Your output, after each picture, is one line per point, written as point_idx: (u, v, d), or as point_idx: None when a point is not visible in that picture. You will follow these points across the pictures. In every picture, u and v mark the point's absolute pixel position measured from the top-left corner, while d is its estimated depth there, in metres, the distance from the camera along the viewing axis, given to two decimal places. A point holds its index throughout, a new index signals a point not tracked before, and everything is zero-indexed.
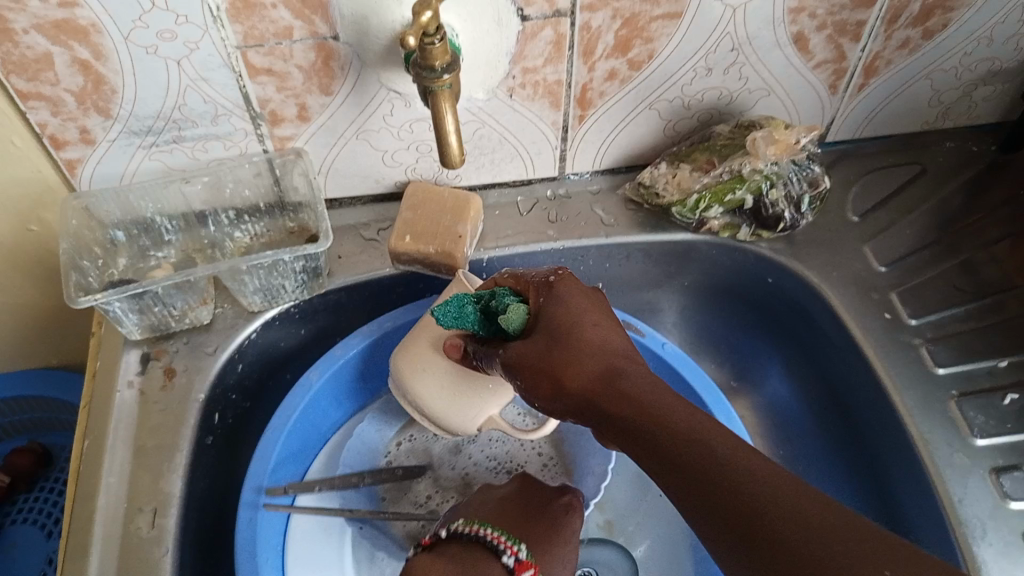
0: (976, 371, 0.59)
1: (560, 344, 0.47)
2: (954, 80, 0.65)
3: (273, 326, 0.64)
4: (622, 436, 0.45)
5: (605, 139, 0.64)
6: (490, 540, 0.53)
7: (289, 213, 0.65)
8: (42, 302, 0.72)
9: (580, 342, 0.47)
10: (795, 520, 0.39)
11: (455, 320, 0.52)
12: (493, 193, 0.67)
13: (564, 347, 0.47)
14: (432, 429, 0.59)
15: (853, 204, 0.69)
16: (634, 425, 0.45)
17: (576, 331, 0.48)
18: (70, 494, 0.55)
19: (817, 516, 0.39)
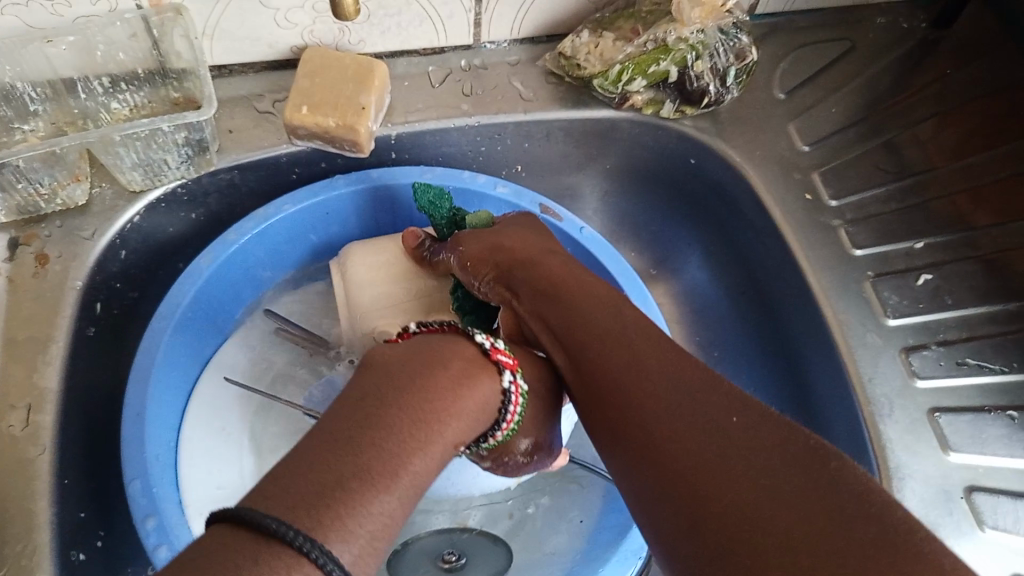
0: (894, 252, 0.59)
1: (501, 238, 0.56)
2: None
3: (158, 208, 0.58)
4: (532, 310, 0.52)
5: (523, 3, 0.59)
6: (461, 327, 0.51)
7: (173, 80, 0.58)
8: None
9: (514, 240, 0.56)
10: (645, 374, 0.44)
11: (430, 204, 0.60)
12: (402, 62, 0.62)
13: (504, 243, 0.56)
14: (346, 311, 0.61)
15: (781, 81, 0.66)
16: (541, 296, 0.51)
17: (509, 231, 0.57)
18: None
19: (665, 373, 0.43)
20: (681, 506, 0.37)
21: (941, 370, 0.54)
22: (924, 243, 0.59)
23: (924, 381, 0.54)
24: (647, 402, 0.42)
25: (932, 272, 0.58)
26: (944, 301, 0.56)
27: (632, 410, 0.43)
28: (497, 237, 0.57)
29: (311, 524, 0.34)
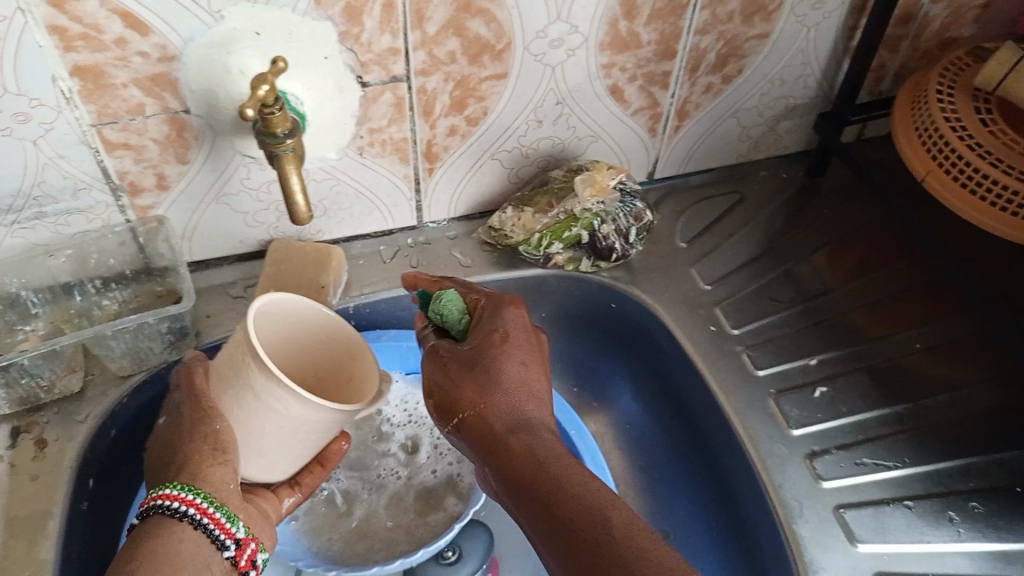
0: (791, 369, 0.67)
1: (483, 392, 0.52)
2: (757, 117, 0.75)
3: (144, 389, 0.65)
4: (501, 477, 0.49)
5: (456, 188, 0.70)
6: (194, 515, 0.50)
7: (157, 277, 0.66)
8: None
9: (499, 392, 0.52)
10: (576, 498, 0.46)
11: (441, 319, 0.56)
12: (356, 244, 0.72)
13: (494, 430, 0.51)
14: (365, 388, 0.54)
15: (681, 231, 0.76)
16: (495, 446, 0.50)
17: (493, 371, 0.52)
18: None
19: (582, 497, 0.46)
20: (564, 541, 0.44)
21: (841, 471, 0.61)
22: (817, 360, 0.68)
23: (829, 482, 0.60)
24: (511, 450, 0.49)
25: (826, 384, 0.66)
26: (839, 409, 0.64)
27: (502, 440, 0.50)
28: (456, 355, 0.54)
29: None
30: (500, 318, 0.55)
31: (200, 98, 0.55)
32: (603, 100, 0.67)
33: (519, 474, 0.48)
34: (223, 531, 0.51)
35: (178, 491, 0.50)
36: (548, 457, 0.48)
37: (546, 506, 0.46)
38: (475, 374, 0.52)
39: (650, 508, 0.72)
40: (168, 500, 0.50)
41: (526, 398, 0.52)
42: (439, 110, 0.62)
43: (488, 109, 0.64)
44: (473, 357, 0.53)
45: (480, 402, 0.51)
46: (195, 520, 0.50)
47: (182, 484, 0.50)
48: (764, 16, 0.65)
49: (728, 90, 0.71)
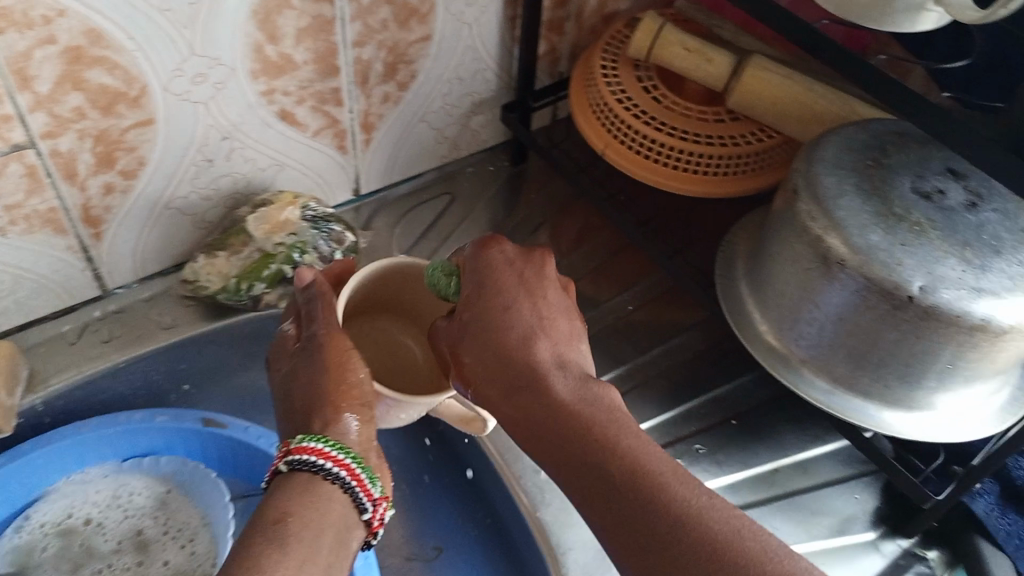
0: None
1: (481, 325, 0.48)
2: (447, 116, 0.75)
3: None
4: (517, 411, 0.46)
5: (136, 247, 0.64)
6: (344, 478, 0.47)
7: None
8: None
9: (500, 336, 0.47)
10: (613, 453, 0.42)
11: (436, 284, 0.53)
12: (34, 331, 0.63)
13: (508, 361, 0.47)
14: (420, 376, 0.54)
15: (398, 241, 0.76)
16: (514, 381, 0.46)
17: (501, 315, 0.48)
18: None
19: (618, 470, 0.42)
20: (620, 514, 0.41)
21: None
22: None
23: None
24: (529, 400, 0.46)
25: None
26: None
27: (540, 374, 0.46)
28: (480, 292, 0.49)
29: None
30: (487, 257, 0.51)
31: None
32: (275, 127, 0.64)
33: (545, 421, 0.45)
34: (363, 487, 0.48)
35: (310, 442, 0.48)
36: (558, 404, 0.45)
37: (561, 455, 0.44)
38: (480, 306, 0.49)
39: (411, 518, 0.66)
40: (307, 453, 0.47)
41: (560, 324, 0.49)
42: (85, 170, 0.57)
43: (145, 159, 0.59)
44: (510, 288, 0.49)
45: (528, 338, 0.47)
46: (332, 474, 0.47)
47: (315, 435, 0.48)
48: (420, 19, 0.65)
49: (407, 96, 0.70)
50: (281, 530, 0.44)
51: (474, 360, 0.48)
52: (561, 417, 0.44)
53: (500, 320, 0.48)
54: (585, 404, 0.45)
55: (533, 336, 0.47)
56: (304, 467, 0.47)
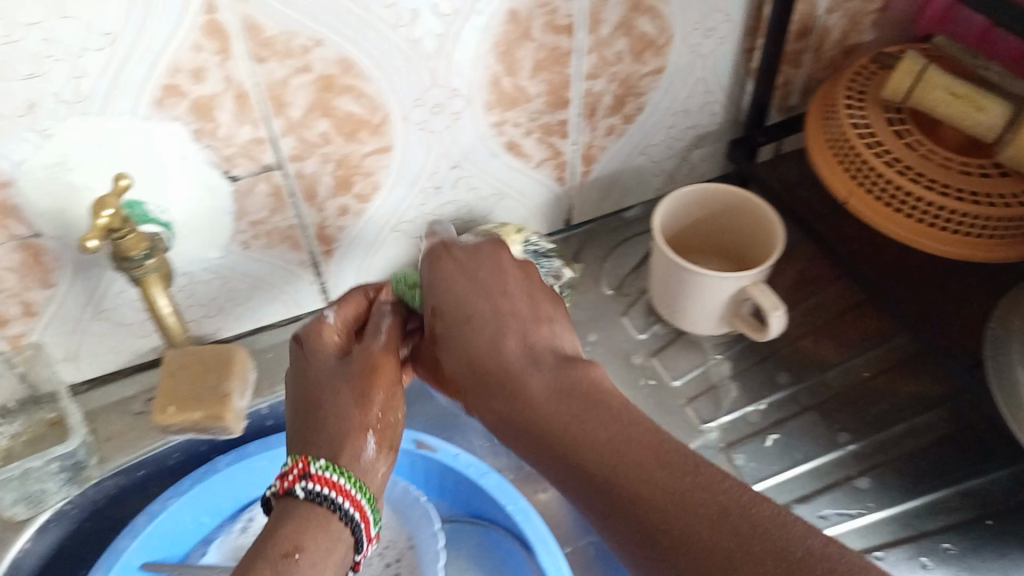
0: (740, 419, 0.63)
1: (472, 371, 0.49)
2: (667, 150, 0.71)
3: (48, 530, 0.60)
4: (541, 456, 0.44)
5: (361, 265, 0.67)
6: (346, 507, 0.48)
7: (46, 405, 0.62)
8: None
9: (494, 360, 0.48)
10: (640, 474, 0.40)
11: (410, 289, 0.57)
12: (263, 337, 0.67)
13: (501, 396, 0.47)
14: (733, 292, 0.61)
15: (607, 277, 0.72)
16: (522, 417, 0.45)
17: (478, 365, 0.48)
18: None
19: (691, 496, 0.39)
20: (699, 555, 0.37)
21: None
22: (765, 404, 0.64)
23: None
24: (500, 403, 0.46)
25: (778, 430, 0.63)
26: (795, 455, 0.61)
27: (562, 434, 0.43)
28: (433, 323, 0.52)
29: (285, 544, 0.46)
30: (446, 269, 0.53)
31: (50, 220, 0.50)
32: (501, 157, 0.63)
33: (566, 443, 0.43)
34: (363, 517, 0.49)
35: (329, 473, 0.49)
36: (494, 363, 0.48)
37: (584, 490, 0.41)
38: (479, 293, 0.51)
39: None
40: (330, 487, 0.48)
41: (508, 356, 0.48)
42: (324, 193, 0.58)
43: (378, 184, 0.60)
44: (487, 315, 0.50)
45: (501, 345, 0.48)
46: (347, 512, 0.48)
47: (335, 467, 0.49)
48: (655, 52, 0.62)
49: (633, 128, 0.67)
50: (287, 567, 0.45)
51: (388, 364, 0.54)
52: (618, 433, 0.42)
53: (498, 306, 0.50)
54: (496, 361, 0.48)
55: (502, 328, 0.49)
56: (320, 499, 0.48)
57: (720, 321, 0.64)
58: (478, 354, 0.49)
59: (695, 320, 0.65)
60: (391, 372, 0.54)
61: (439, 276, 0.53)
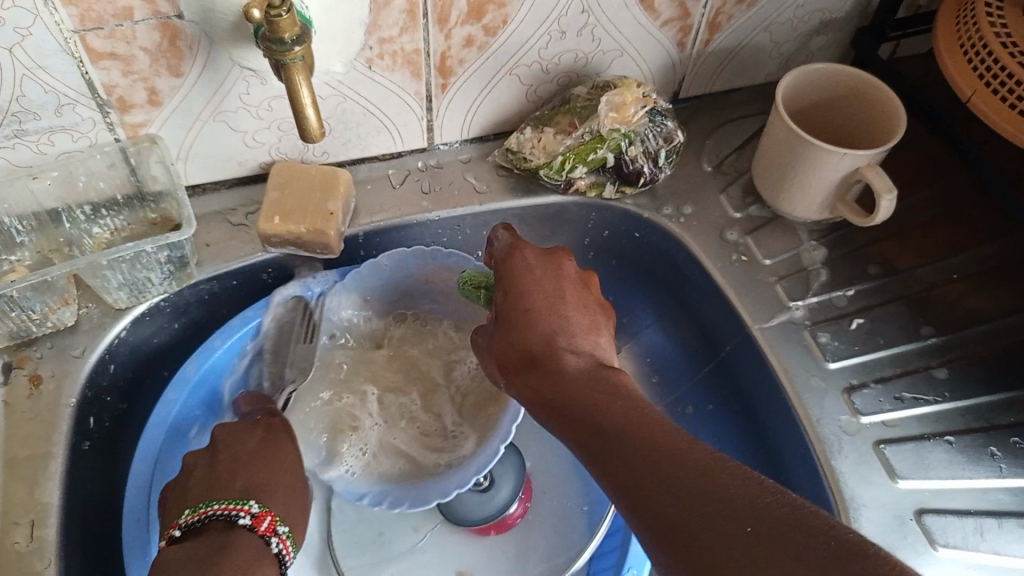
0: (827, 301, 0.64)
1: (519, 348, 0.52)
2: (790, 32, 0.69)
3: (143, 322, 0.61)
4: (591, 444, 0.45)
5: (470, 108, 0.65)
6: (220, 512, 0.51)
7: (150, 204, 0.62)
8: None
9: (565, 382, 0.49)
10: (681, 465, 0.41)
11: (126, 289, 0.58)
12: (364, 167, 0.68)
13: (567, 399, 0.48)
14: (836, 180, 0.61)
15: (709, 154, 0.72)
16: (563, 395, 0.48)
17: (552, 368, 0.50)
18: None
19: (693, 458, 0.41)
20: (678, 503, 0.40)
21: (882, 406, 0.59)
22: (854, 291, 0.65)
23: (868, 417, 0.59)
24: (595, 407, 0.46)
25: (864, 316, 0.63)
26: (877, 341, 0.62)
27: (569, 397, 0.48)
28: (495, 292, 0.55)
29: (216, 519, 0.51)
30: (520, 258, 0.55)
31: (194, 1, 0.50)
32: (631, 10, 0.61)
33: (626, 449, 0.43)
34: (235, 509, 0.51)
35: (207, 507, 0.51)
36: (588, 387, 0.48)
37: (613, 470, 0.43)
38: (528, 307, 0.53)
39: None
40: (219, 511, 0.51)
41: (565, 362, 0.50)
42: (455, 18, 0.57)
43: (509, 18, 0.58)
44: (567, 303, 0.54)
45: (551, 367, 0.50)
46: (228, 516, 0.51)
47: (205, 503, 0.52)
48: None
49: (764, 0, 0.64)
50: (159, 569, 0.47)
51: (521, 336, 0.52)
52: (626, 420, 0.45)
53: (567, 324, 0.52)
54: (583, 391, 0.48)
55: (564, 328, 0.52)
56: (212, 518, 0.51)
57: (822, 208, 0.64)
58: (594, 375, 0.49)
59: (795, 205, 0.65)
60: (528, 288, 0.54)
61: (506, 275, 0.55)
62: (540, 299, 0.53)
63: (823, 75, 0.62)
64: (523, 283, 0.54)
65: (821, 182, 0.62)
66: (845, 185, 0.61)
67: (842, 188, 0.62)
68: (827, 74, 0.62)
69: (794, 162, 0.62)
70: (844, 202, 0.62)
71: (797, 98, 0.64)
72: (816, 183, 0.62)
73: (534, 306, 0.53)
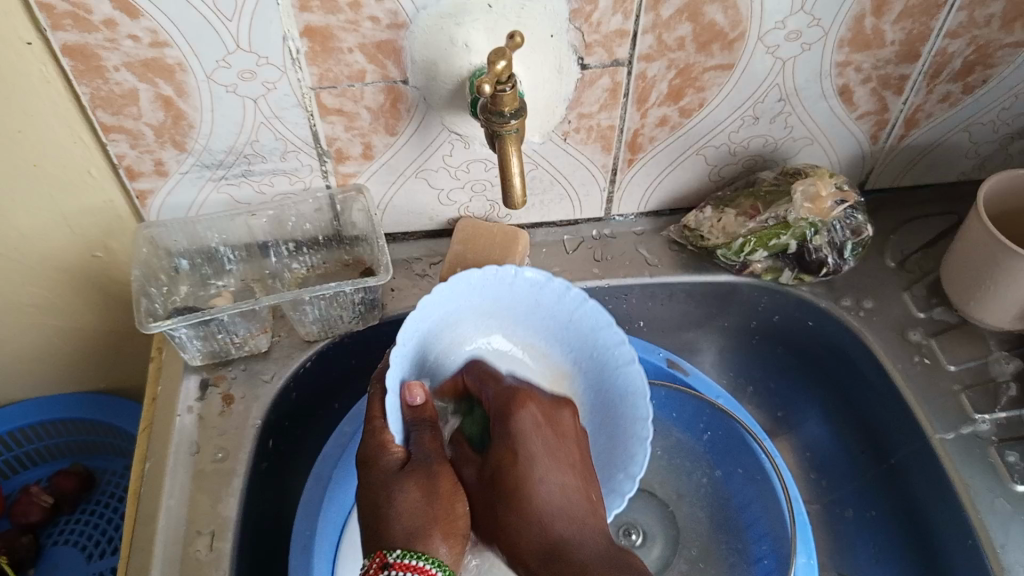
0: (1016, 419, 0.60)
1: (505, 475, 0.51)
2: (992, 133, 0.66)
3: (326, 356, 0.65)
4: None
5: (651, 183, 0.67)
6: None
7: (346, 246, 0.67)
8: (114, 322, 0.75)
9: (529, 502, 0.50)
10: None
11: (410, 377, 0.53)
12: (540, 231, 0.70)
13: (513, 511, 0.51)
14: None
15: (892, 250, 0.70)
16: (541, 555, 0.49)
17: (524, 492, 0.50)
18: (123, 549, 0.55)
19: None
20: None
21: None
22: None
23: None
24: (572, 573, 0.47)
25: None
26: None
27: (533, 530, 0.49)
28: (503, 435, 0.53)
29: None
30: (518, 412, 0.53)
31: (420, 70, 0.54)
32: (829, 101, 0.61)
33: None
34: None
35: (409, 559, 0.45)
36: (587, 563, 0.47)
37: None
38: (555, 452, 0.52)
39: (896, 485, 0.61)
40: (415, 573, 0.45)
41: (562, 499, 0.50)
42: (654, 99, 0.59)
43: (705, 102, 0.60)
44: (523, 467, 0.51)
45: (493, 498, 0.51)
46: None
47: (415, 552, 0.45)
48: None
49: (968, 101, 0.63)
50: None
51: (514, 484, 0.51)
52: (595, 568, 0.47)
53: (546, 458, 0.52)
54: (578, 549, 0.48)
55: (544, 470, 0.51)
56: None
57: (1017, 320, 0.61)
58: (608, 559, 0.48)
59: (988, 313, 0.62)
60: (526, 466, 0.51)
61: (503, 429, 0.53)
62: (537, 465, 0.51)
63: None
64: (538, 428, 0.53)
65: (1019, 292, 0.58)
66: None
67: None
68: None
69: (992, 267, 0.59)
70: None
71: (997, 203, 0.61)
72: (1014, 292, 0.58)
73: (535, 494, 0.50)
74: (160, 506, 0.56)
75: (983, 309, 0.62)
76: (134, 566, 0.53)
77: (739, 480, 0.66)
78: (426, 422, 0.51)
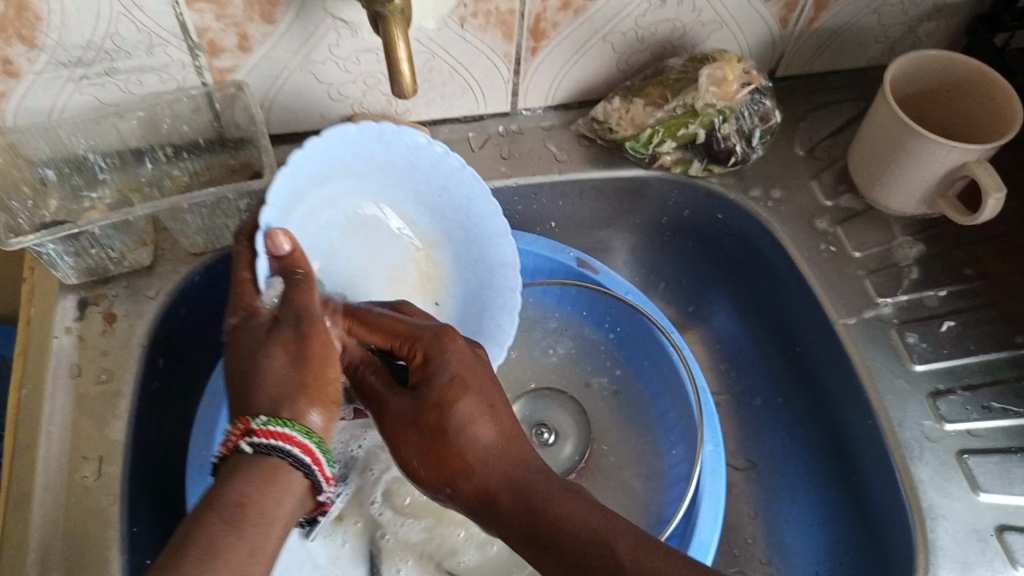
0: (916, 301, 0.61)
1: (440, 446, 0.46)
2: (901, 15, 0.65)
3: (216, 268, 0.61)
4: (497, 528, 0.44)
5: (557, 74, 0.63)
6: (284, 446, 0.41)
7: (230, 150, 0.62)
8: None
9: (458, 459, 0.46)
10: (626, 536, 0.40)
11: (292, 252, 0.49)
12: (443, 128, 0.66)
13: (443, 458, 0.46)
14: (940, 176, 0.57)
15: (801, 138, 0.69)
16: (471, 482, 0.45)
17: (450, 433, 0.46)
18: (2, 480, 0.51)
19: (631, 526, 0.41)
20: None
21: (966, 414, 0.56)
22: (946, 292, 0.62)
23: (952, 424, 0.56)
24: (505, 501, 0.44)
25: (955, 319, 0.60)
26: (967, 347, 0.59)
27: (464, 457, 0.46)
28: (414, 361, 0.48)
29: (274, 470, 0.41)
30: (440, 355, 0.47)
31: None
32: None
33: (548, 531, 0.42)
34: (300, 445, 0.42)
35: (275, 425, 0.41)
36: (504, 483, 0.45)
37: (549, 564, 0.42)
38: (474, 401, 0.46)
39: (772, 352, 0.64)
40: (280, 440, 0.41)
41: (492, 436, 0.46)
42: None
43: None
44: (440, 390, 0.47)
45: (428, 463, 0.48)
46: (298, 458, 0.41)
47: (281, 419, 0.42)
48: None
49: None
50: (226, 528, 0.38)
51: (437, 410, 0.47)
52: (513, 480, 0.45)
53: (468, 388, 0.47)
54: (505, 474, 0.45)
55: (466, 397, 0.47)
56: (270, 450, 0.41)
57: (921, 203, 0.61)
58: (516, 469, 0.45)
59: (892, 197, 0.62)
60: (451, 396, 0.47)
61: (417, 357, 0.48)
62: (471, 412, 0.46)
63: (932, 62, 0.59)
64: (461, 376, 0.47)
65: (923, 175, 0.58)
66: (947, 180, 0.58)
67: (945, 184, 0.58)
68: (938, 62, 0.59)
69: (897, 151, 0.58)
70: (944, 199, 0.59)
71: (904, 84, 0.60)
72: (919, 175, 0.58)
73: (467, 444, 0.46)
74: (40, 434, 0.52)
75: (888, 193, 0.62)
76: (15, 496, 0.50)
77: (649, 374, 0.66)
78: (296, 276, 0.47)
